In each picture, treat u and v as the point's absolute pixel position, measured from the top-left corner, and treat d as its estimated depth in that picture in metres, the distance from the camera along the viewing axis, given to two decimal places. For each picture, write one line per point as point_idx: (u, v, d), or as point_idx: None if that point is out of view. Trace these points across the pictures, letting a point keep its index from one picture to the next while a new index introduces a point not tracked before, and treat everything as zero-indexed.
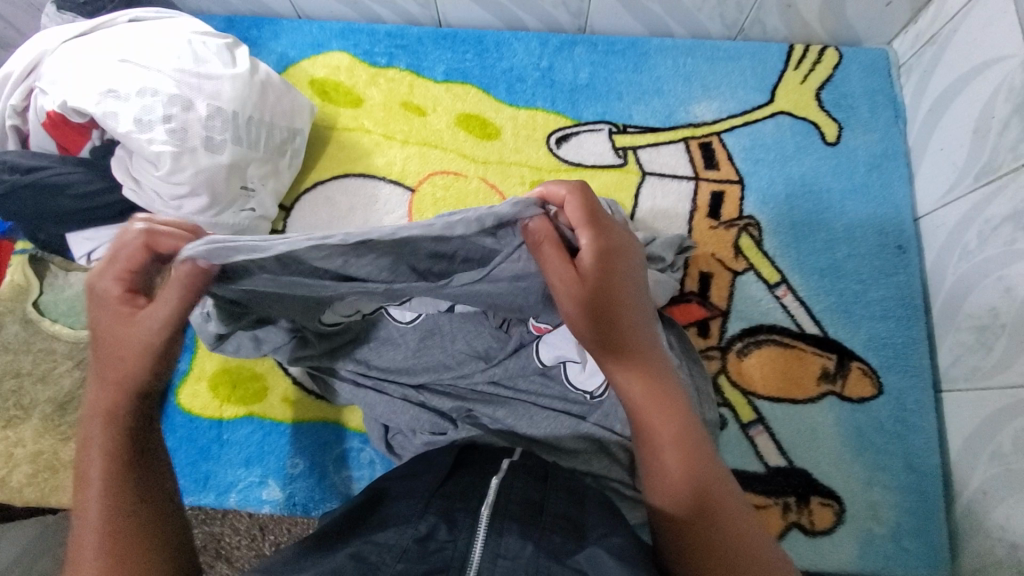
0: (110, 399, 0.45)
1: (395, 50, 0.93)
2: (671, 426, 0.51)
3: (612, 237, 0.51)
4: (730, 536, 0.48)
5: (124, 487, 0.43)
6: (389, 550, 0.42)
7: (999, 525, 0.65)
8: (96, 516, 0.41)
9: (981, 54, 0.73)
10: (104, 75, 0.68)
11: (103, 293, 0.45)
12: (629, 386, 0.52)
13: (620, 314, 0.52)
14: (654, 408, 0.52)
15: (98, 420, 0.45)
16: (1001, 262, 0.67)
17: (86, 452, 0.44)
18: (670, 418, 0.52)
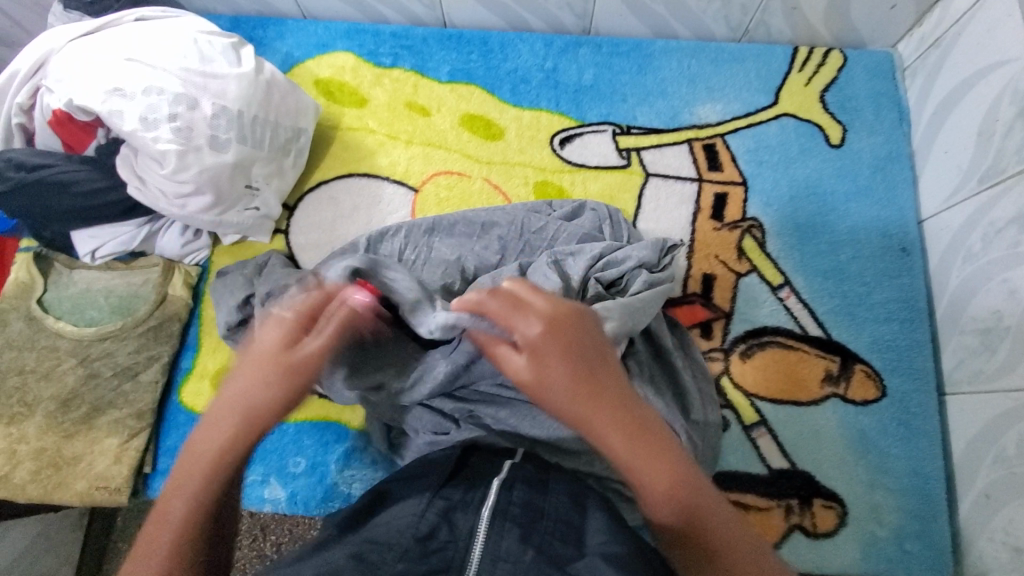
0: (211, 447, 0.47)
1: (399, 50, 0.93)
2: (657, 463, 0.47)
3: (546, 312, 0.51)
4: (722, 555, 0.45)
5: (195, 537, 0.44)
6: (390, 550, 0.42)
7: (1002, 529, 0.65)
8: (163, 562, 0.42)
9: (986, 58, 0.73)
10: (110, 74, 0.68)
11: (284, 321, 0.52)
12: (609, 440, 0.47)
13: (582, 373, 0.49)
14: (636, 451, 0.47)
15: (194, 467, 0.46)
16: (1005, 265, 0.67)
17: (177, 487, 0.46)
18: (659, 457, 0.47)
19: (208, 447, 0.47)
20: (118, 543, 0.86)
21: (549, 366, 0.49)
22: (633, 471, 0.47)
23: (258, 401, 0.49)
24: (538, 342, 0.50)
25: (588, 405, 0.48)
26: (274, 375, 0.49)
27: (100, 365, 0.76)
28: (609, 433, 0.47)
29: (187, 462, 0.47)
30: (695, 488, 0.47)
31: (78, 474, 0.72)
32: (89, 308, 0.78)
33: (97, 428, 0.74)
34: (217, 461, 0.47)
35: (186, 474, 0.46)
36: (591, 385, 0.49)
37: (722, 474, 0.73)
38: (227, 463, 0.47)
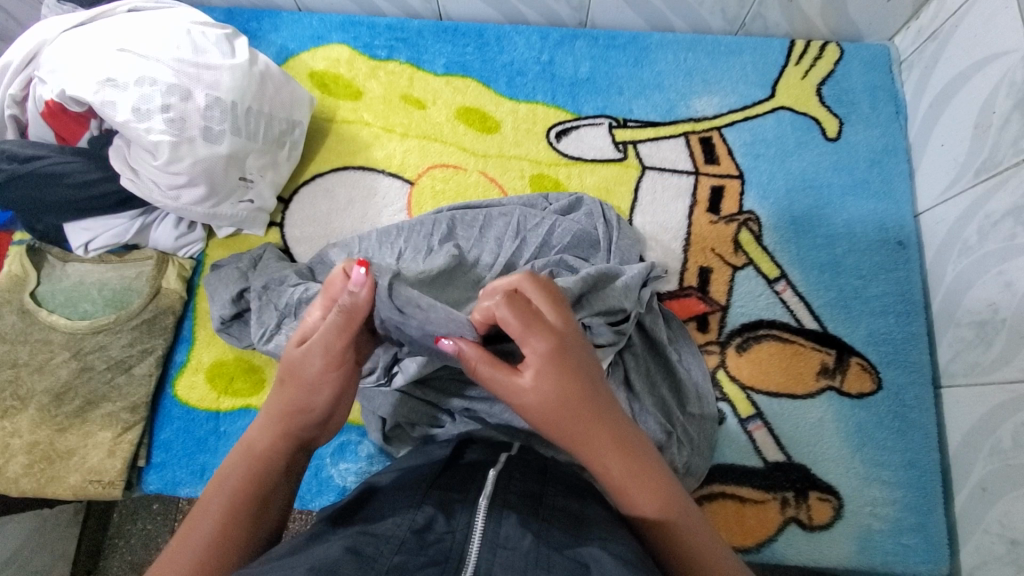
0: (265, 433, 0.49)
1: (395, 43, 0.92)
2: (647, 483, 0.48)
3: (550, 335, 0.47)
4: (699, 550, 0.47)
5: (248, 509, 0.46)
6: (386, 542, 0.41)
7: (998, 521, 0.64)
8: (214, 527, 0.45)
9: (983, 50, 0.72)
10: (102, 64, 0.68)
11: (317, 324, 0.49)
12: (603, 461, 0.48)
13: (582, 396, 0.48)
14: (627, 471, 0.48)
15: (250, 449, 0.49)
16: (1001, 257, 0.67)
17: (234, 465, 0.48)
18: (648, 478, 0.48)
19: (264, 432, 0.49)
20: (113, 539, 0.86)
21: (552, 391, 0.47)
22: (625, 489, 0.48)
23: (314, 392, 0.49)
24: (544, 366, 0.47)
25: (584, 428, 0.48)
26: (325, 359, 0.48)
27: (93, 359, 0.75)
28: (604, 455, 0.48)
29: (243, 445, 0.49)
30: (682, 508, 0.48)
31: (72, 468, 0.72)
32: (83, 301, 0.78)
33: (91, 422, 0.73)
34: (267, 445, 0.49)
35: (242, 457, 0.49)
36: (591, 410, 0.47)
37: (718, 466, 0.73)
38: (279, 447, 0.49)
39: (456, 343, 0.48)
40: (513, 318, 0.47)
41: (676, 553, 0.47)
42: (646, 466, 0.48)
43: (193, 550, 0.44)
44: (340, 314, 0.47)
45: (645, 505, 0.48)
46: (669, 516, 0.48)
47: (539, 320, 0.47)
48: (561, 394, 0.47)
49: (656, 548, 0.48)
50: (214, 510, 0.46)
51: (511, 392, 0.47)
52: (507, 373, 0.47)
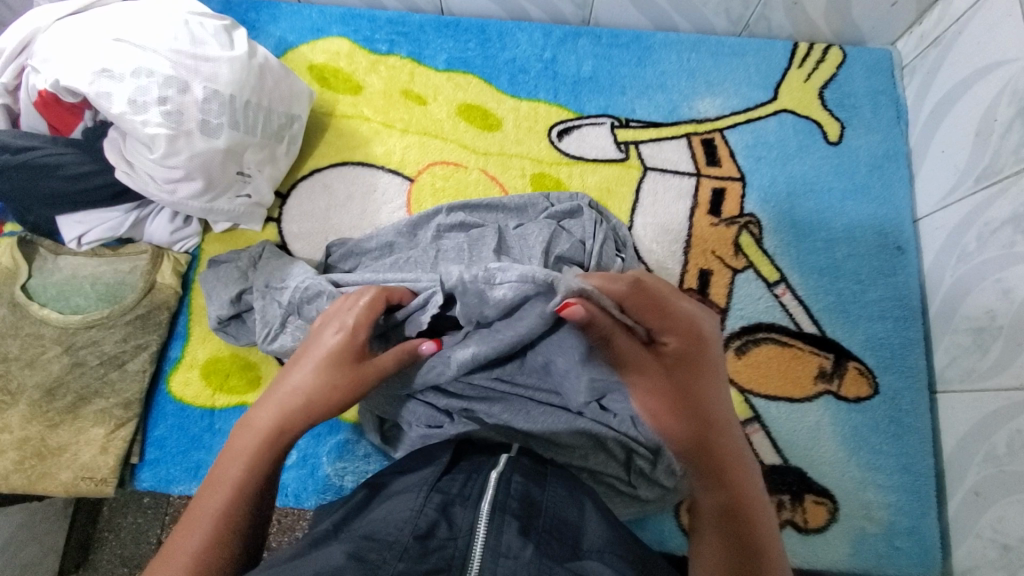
0: (267, 430, 0.50)
1: (396, 37, 0.91)
2: (710, 462, 0.50)
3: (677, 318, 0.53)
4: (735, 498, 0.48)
5: (248, 496, 0.46)
6: (390, 548, 0.41)
7: (992, 526, 0.65)
8: (212, 526, 0.44)
9: (985, 58, 0.72)
10: (97, 54, 0.66)
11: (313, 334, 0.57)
12: (676, 432, 0.52)
13: (691, 363, 0.53)
14: (696, 441, 0.51)
15: (245, 450, 0.48)
16: (999, 265, 0.67)
17: (234, 458, 0.48)
18: (717, 459, 0.50)
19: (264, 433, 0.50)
20: (103, 533, 0.85)
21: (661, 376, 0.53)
22: (696, 459, 0.51)
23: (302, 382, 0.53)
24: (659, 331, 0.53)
25: (678, 407, 0.52)
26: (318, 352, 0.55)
27: (86, 354, 0.74)
28: (680, 425, 0.52)
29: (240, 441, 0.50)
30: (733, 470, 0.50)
31: (63, 464, 0.71)
32: (75, 295, 0.76)
33: (83, 418, 0.72)
34: (272, 437, 0.50)
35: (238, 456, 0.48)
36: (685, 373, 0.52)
37: None
38: (283, 444, 0.50)
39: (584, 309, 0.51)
40: (617, 293, 0.52)
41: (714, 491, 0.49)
42: (715, 448, 0.50)
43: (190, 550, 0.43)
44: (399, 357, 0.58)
45: (709, 489, 0.49)
46: (713, 456, 0.50)
47: (664, 309, 0.52)
48: (670, 377, 0.52)
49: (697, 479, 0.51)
50: (212, 510, 0.45)
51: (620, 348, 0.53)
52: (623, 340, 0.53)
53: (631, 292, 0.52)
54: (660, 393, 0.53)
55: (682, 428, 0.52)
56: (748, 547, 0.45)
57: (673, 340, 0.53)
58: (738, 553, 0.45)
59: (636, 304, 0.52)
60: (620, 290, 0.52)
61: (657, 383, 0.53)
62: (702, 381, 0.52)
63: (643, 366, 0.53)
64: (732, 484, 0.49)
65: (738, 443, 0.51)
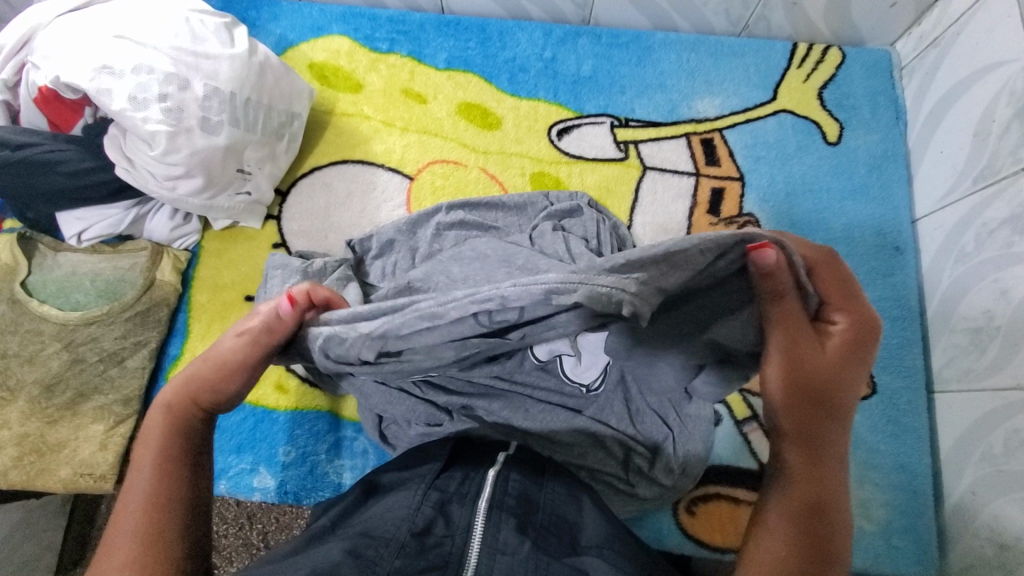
0: (180, 385, 0.47)
1: (396, 36, 0.91)
2: (810, 452, 0.45)
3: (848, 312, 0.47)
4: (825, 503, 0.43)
5: (172, 497, 0.42)
6: (388, 545, 0.42)
7: (989, 525, 0.65)
8: (149, 482, 0.42)
9: (984, 59, 0.73)
10: (98, 51, 0.66)
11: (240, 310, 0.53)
12: (789, 414, 0.46)
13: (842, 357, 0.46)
14: (809, 427, 0.45)
15: (150, 454, 0.44)
16: (996, 265, 0.67)
17: (138, 467, 0.43)
18: (818, 452, 0.45)
19: (180, 387, 0.47)
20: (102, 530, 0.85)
21: (814, 357, 0.45)
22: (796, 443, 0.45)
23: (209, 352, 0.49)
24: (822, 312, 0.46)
25: (813, 390, 0.45)
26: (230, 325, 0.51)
27: (85, 351, 0.74)
28: (798, 409, 0.46)
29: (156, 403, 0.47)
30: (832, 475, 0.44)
31: (62, 460, 0.71)
32: (74, 292, 0.76)
33: (82, 414, 0.72)
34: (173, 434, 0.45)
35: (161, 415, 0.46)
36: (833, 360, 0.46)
37: (713, 467, 0.73)
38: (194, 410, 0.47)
39: (776, 258, 0.40)
40: (818, 260, 0.47)
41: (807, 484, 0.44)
42: (822, 442, 0.45)
43: (134, 510, 0.41)
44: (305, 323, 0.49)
45: (802, 479, 0.44)
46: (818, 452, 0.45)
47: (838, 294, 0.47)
48: (824, 359, 0.46)
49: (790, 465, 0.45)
50: (145, 468, 0.43)
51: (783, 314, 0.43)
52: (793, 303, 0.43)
53: (833, 263, 0.47)
54: (807, 370, 0.45)
55: (802, 411, 0.45)
56: (821, 547, 0.41)
57: (841, 323, 0.47)
58: (810, 550, 0.41)
59: (817, 271, 0.47)
60: (813, 255, 0.47)
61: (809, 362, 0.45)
62: (850, 374, 0.46)
63: (810, 338, 0.45)
64: (825, 480, 0.44)
65: (844, 447, 0.46)
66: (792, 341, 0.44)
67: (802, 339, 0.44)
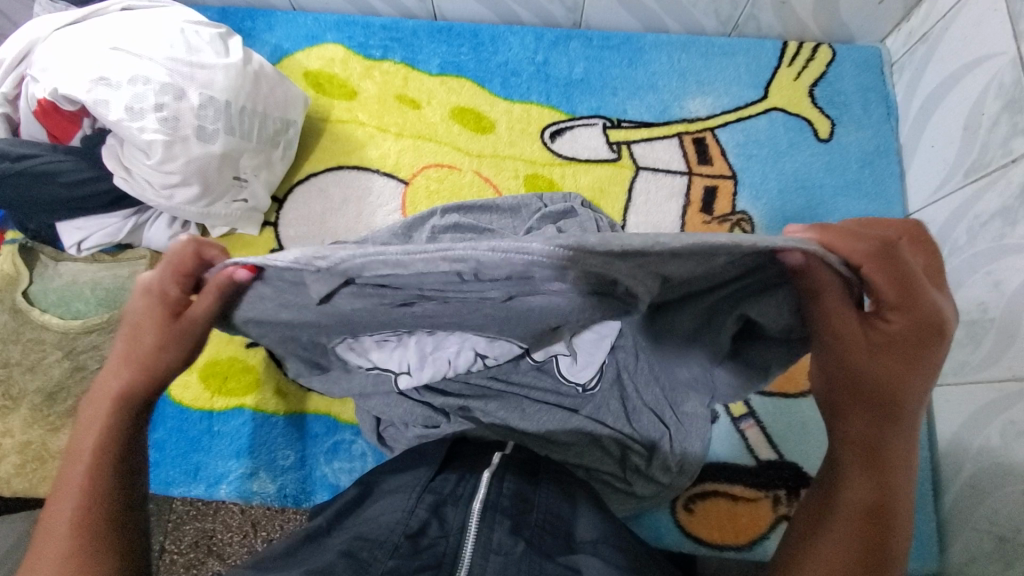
0: (123, 374, 0.47)
1: (390, 43, 0.93)
2: (861, 459, 0.43)
3: (917, 308, 0.40)
4: (880, 499, 0.42)
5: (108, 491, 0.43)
6: (381, 547, 0.42)
7: (987, 518, 0.65)
8: (86, 468, 0.43)
9: (972, 53, 0.73)
10: (95, 63, 0.68)
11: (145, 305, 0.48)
12: (843, 422, 0.44)
13: (908, 350, 0.41)
14: (859, 436, 0.43)
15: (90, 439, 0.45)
16: (989, 258, 0.67)
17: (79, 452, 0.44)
18: (872, 460, 0.43)
19: (124, 376, 0.47)
20: None
21: (860, 360, 0.42)
22: (849, 451, 0.43)
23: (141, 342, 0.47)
24: (885, 304, 0.40)
25: (866, 396, 0.42)
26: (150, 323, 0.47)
27: (86, 358, 0.75)
28: (853, 417, 0.43)
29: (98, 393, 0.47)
30: (892, 471, 0.43)
31: None
32: (74, 300, 0.77)
33: None
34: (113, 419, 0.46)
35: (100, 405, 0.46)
36: (896, 352, 0.41)
37: (711, 465, 0.73)
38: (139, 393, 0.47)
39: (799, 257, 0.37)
40: (866, 248, 0.39)
41: (856, 482, 0.43)
42: (879, 451, 0.43)
43: (70, 497, 0.42)
44: (216, 291, 0.44)
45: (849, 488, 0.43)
46: (878, 452, 0.43)
47: (908, 284, 0.39)
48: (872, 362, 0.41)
49: (846, 463, 0.43)
50: (85, 456, 0.44)
51: (823, 319, 0.40)
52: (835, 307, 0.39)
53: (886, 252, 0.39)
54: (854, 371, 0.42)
55: (858, 411, 0.43)
56: (876, 552, 0.41)
57: (895, 321, 0.40)
58: (862, 556, 0.41)
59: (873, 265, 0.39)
60: (864, 246, 0.39)
61: (861, 364, 0.42)
62: (908, 376, 0.41)
63: (858, 341, 0.41)
64: (883, 479, 0.43)
65: (908, 448, 0.43)
66: (836, 343, 0.41)
67: (851, 342, 0.41)
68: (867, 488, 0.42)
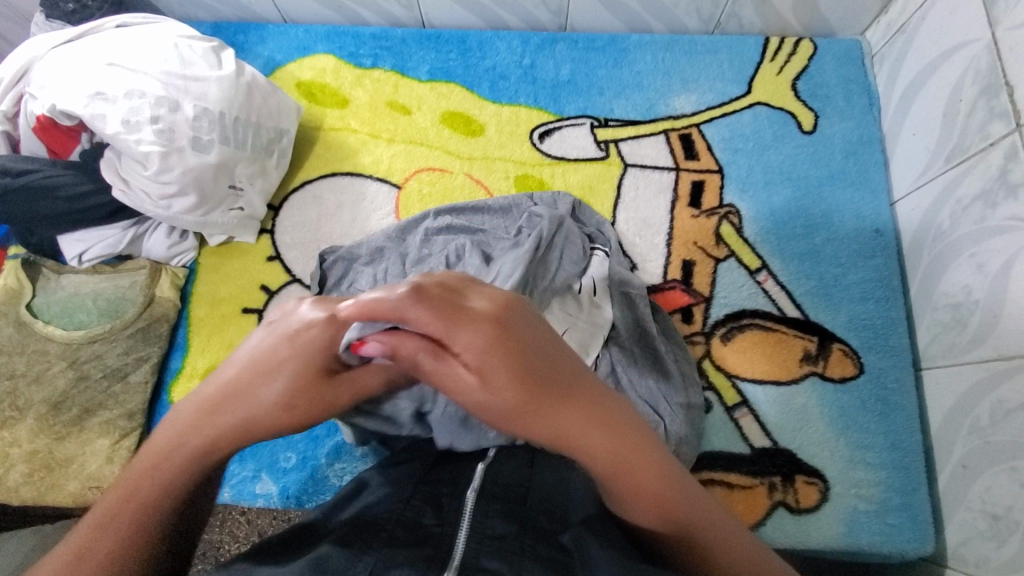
0: (226, 427, 0.45)
1: (380, 51, 0.94)
2: (628, 481, 0.45)
3: (475, 322, 0.42)
4: (670, 515, 0.46)
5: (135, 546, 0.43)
6: (378, 533, 0.44)
7: (980, 498, 0.66)
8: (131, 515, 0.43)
9: (948, 41, 0.75)
10: (92, 79, 0.70)
11: None
12: (585, 435, 0.43)
13: (500, 337, 0.42)
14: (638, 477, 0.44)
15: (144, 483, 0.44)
16: (972, 240, 0.68)
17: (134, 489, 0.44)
18: (643, 489, 0.45)
19: (200, 436, 0.45)
20: None
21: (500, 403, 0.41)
22: (612, 479, 0.45)
23: None
24: (455, 300, 0.42)
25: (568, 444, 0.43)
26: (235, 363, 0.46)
27: (90, 368, 0.76)
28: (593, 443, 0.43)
29: (260, 418, 0.45)
30: (673, 486, 0.47)
31: (70, 475, 0.73)
32: (78, 311, 0.78)
33: (89, 430, 0.74)
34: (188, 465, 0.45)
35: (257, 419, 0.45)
36: (530, 353, 0.42)
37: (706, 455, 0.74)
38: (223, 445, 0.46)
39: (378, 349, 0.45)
40: (472, 284, 0.44)
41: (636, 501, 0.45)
42: (626, 466, 0.44)
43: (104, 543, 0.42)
44: None
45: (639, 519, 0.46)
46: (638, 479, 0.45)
47: (461, 314, 0.42)
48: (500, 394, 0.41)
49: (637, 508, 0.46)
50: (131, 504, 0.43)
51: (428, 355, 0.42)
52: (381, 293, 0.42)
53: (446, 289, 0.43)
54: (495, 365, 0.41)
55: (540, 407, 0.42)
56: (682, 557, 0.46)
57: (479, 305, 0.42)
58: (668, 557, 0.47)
59: None
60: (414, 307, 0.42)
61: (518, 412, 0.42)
62: (560, 358, 0.44)
63: (462, 330, 0.42)
64: (639, 494, 0.45)
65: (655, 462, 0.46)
66: (478, 356, 0.41)
67: (464, 327, 0.41)
68: (655, 514, 0.46)
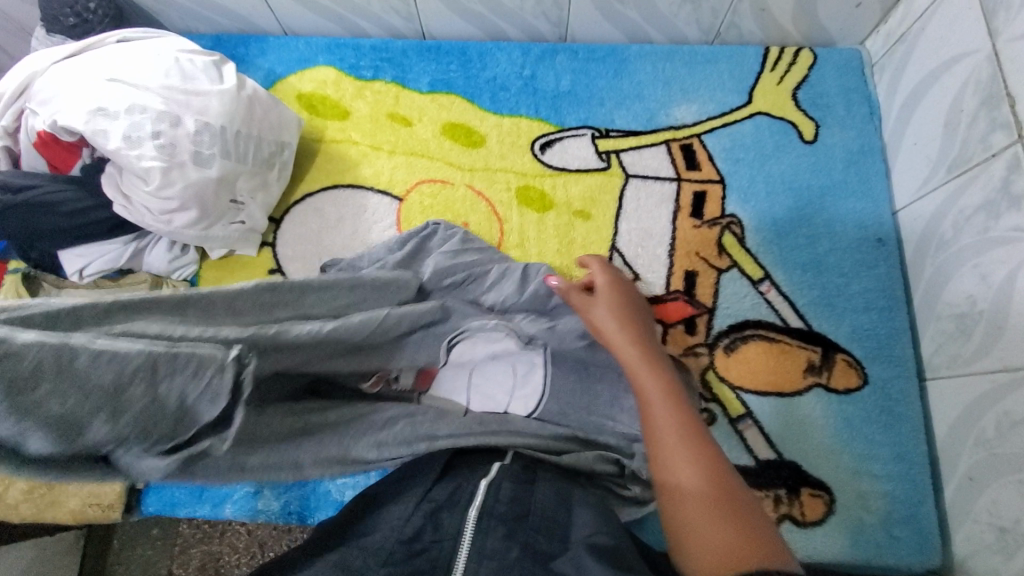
0: None
1: (380, 63, 0.94)
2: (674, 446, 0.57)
3: (611, 274, 0.75)
4: (721, 479, 0.54)
5: None
6: (376, 554, 0.45)
7: (987, 510, 0.65)
8: None
9: (948, 52, 0.75)
10: (93, 94, 0.69)
11: None
12: (650, 391, 0.61)
13: (629, 324, 0.69)
14: (657, 414, 0.60)
15: None
16: (975, 251, 0.68)
17: None
18: (667, 441, 0.58)
19: None
20: (113, 566, 0.89)
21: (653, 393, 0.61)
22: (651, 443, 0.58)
23: None
24: (605, 290, 0.72)
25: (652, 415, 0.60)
26: None
27: None
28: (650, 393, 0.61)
29: None
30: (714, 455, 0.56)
31: (71, 492, 0.74)
32: None
33: None
34: None
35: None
36: (631, 323, 0.69)
37: None
38: None
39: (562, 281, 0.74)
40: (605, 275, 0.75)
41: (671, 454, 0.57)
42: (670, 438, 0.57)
43: None
44: None
45: (671, 463, 0.55)
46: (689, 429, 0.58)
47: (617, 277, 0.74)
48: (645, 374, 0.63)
49: (671, 480, 0.55)
50: None
51: (585, 306, 0.71)
52: (580, 298, 0.72)
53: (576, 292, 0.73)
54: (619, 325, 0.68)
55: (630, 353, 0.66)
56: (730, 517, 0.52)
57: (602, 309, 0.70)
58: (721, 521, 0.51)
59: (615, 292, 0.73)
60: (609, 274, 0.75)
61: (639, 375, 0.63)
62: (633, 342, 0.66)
63: (596, 308, 0.70)
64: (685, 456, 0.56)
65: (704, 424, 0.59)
66: (608, 326, 0.68)
67: (617, 328, 0.68)
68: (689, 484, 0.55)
